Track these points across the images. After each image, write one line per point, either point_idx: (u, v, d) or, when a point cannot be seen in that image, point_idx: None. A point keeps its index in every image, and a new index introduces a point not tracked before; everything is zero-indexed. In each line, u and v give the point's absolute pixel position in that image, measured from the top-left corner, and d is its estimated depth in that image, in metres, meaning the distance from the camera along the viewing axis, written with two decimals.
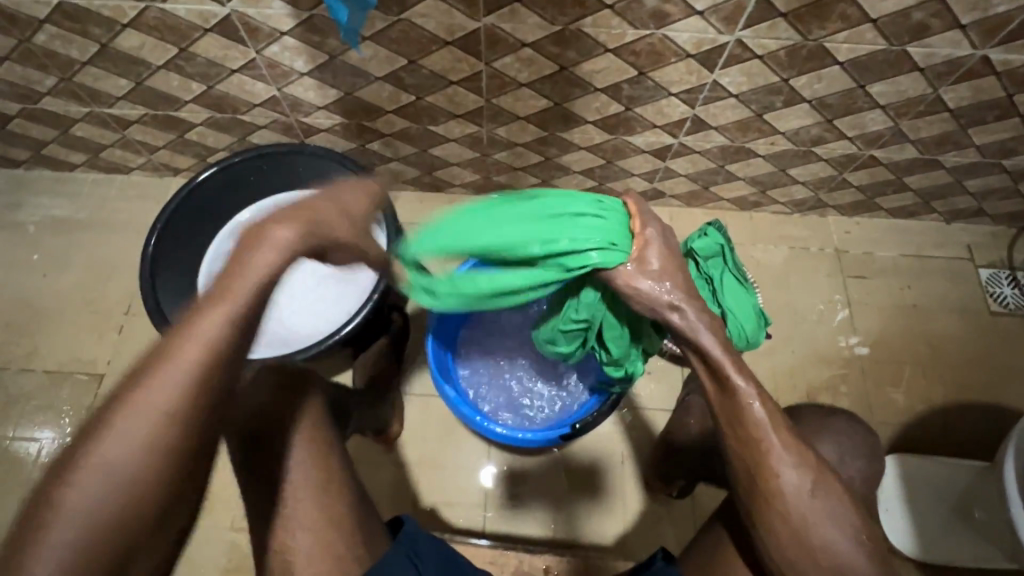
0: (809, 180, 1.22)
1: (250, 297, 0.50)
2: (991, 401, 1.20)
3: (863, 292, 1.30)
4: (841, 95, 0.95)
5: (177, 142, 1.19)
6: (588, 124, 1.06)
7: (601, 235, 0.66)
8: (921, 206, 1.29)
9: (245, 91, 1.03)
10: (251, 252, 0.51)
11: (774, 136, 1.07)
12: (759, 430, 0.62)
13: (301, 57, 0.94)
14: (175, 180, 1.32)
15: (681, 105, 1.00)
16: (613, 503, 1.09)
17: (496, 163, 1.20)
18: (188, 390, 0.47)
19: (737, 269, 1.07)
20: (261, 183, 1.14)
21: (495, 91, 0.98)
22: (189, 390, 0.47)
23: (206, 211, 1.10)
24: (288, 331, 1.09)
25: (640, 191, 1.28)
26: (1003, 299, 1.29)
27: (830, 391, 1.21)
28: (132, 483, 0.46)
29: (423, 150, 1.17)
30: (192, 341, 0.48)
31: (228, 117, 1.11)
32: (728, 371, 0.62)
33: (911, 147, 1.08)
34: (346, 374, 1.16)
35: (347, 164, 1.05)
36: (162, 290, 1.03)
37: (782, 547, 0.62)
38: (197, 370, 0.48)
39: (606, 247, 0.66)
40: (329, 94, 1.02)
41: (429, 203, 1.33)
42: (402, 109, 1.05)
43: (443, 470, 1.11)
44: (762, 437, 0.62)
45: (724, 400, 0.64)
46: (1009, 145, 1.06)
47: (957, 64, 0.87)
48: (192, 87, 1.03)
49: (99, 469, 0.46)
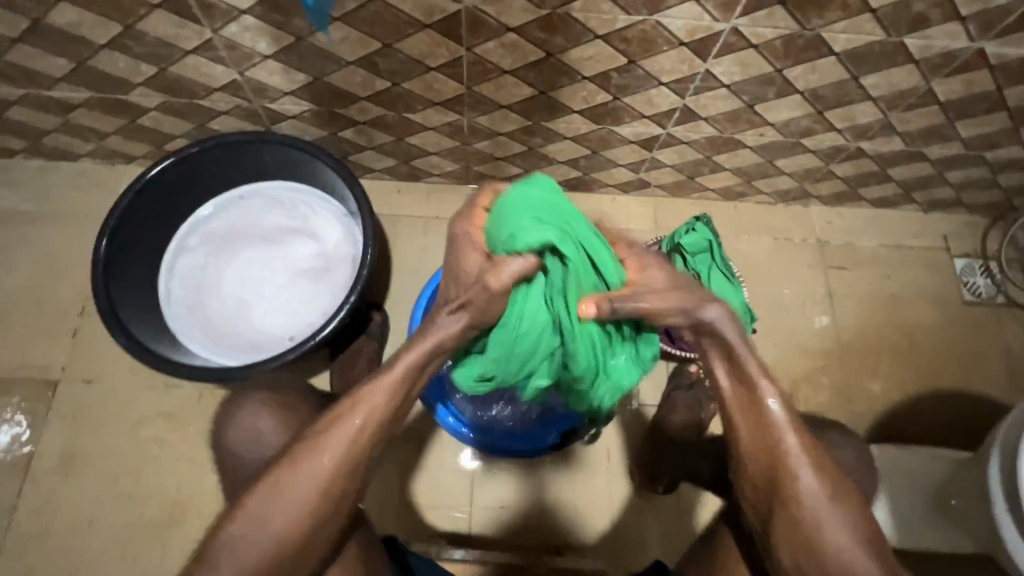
0: (795, 171, 1.20)
1: (418, 379, 0.62)
2: (964, 390, 1.23)
3: (844, 283, 1.30)
4: (834, 86, 0.92)
5: (129, 128, 1.10)
6: (574, 113, 1.01)
7: (535, 214, 0.62)
8: (902, 196, 1.29)
9: (202, 74, 0.95)
10: (415, 346, 0.62)
11: (764, 127, 1.04)
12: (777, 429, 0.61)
13: (264, 39, 0.86)
14: (129, 168, 1.22)
15: (671, 95, 0.95)
16: (598, 501, 1.08)
17: (477, 152, 1.15)
18: (347, 453, 0.60)
19: (724, 264, 1.06)
20: (223, 173, 1.05)
21: (477, 78, 0.92)
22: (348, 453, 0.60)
23: (163, 206, 1.02)
24: (259, 333, 1.03)
25: (625, 182, 1.24)
26: (977, 289, 1.31)
27: (812, 383, 1.22)
28: (294, 519, 0.59)
29: (399, 139, 1.11)
30: (362, 414, 0.60)
31: (184, 102, 1.02)
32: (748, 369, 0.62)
33: (898, 140, 1.07)
34: (323, 376, 1.11)
35: (320, 155, 0.99)
36: (118, 294, 0.95)
37: (796, 548, 0.61)
38: (358, 438, 0.60)
39: (539, 218, 0.61)
40: (296, 79, 0.94)
41: (406, 194, 1.26)
42: (377, 96, 0.98)
43: (426, 472, 1.08)
44: (779, 439, 0.61)
45: (742, 396, 0.62)
46: (993, 138, 1.06)
47: (952, 57, 0.86)
48: (142, 69, 0.94)
49: (271, 502, 0.59)
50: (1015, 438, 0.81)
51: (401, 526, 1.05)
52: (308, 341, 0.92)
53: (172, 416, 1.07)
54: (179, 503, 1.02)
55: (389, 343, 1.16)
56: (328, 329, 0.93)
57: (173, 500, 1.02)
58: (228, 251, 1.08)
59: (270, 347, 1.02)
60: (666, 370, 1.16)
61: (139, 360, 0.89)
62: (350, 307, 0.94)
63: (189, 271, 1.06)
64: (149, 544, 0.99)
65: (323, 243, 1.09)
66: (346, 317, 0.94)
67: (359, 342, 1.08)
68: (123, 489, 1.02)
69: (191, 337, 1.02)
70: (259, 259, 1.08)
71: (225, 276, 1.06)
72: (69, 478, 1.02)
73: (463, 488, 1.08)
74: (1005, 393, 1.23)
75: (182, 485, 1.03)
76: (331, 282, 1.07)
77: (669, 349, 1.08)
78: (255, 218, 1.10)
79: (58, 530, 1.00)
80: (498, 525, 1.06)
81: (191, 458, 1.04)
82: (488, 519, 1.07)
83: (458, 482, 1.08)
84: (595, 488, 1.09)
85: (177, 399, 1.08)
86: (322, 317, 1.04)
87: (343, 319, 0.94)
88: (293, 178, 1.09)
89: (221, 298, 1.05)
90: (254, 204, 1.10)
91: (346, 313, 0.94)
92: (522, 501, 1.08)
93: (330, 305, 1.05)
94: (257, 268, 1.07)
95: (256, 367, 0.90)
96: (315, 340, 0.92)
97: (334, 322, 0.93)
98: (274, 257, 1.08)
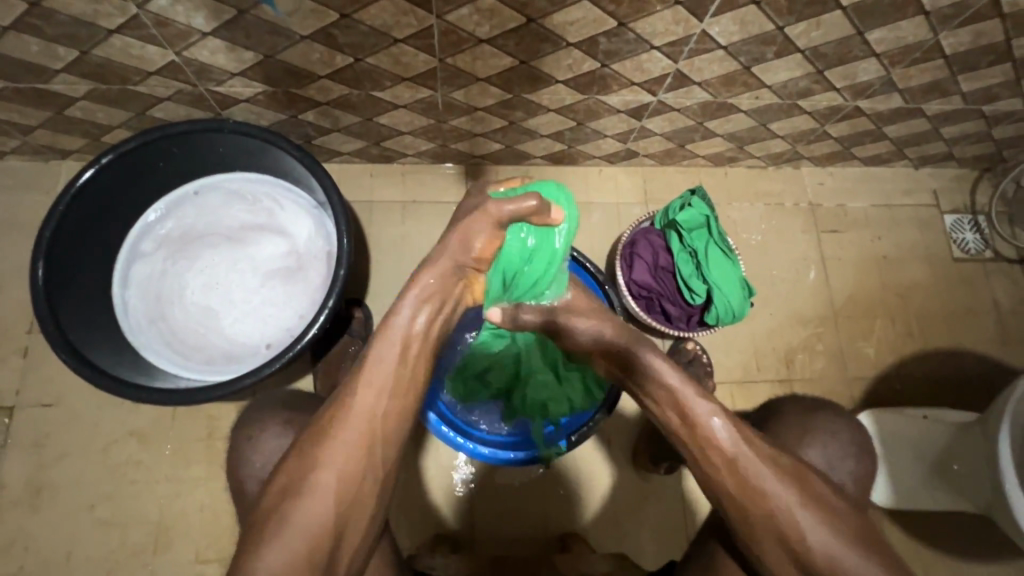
0: (789, 134, 1.14)
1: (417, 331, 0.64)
2: (953, 347, 1.23)
3: (836, 246, 1.28)
4: (837, 43, 0.86)
5: (57, 120, 0.97)
6: (558, 83, 0.92)
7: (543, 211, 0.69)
8: (895, 153, 1.25)
9: (133, 56, 0.82)
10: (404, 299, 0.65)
11: (760, 90, 0.97)
12: (733, 448, 0.63)
13: (201, 14, 0.74)
14: (65, 164, 1.09)
15: (663, 60, 0.88)
16: (593, 489, 1.06)
17: (453, 129, 1.05)
18: (372, 412, 0.62)
19: (722, 239, 1.01)
20: (172, 169, 0.95)
21: (450, 49, 0.82)
22: (372, 411, 0.62)
23: (107, 211, 0.91)
24: (233, 343, 0.96)
25: (612, 152, 1.17)
26: (966, 245, 1.30)
27: (807, 351, 1.21)
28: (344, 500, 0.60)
29: (367, 119, 1.01)
30: (370, 374, 0.62)
31: (117, 89, 0.89)
32: (690, 402, 0.66)
33: (897, 97, 1.02)
34: (307, 379, 1.05)
35: (278, 141, 0.88)
36: (67, 313, 0.85)
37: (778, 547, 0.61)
38: (376, 396, 0.62)
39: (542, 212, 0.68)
40: (244, 58, 0.83)
41: (379, 176, 1.17)
42: (339, 73, 0.87)
43: (423, 470, 1.05)
44: (735, 454, 0.63)
45: (688, 428, 0.66)
46: (992, 92, 1.02)
47: (963, 7, 0.80)
48: (59, 53, 0.81)
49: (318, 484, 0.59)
50: None
51: (401, 527, 1.02)
52: (285, 353, 0.83)
53: (146, 435, 1.00)
54: (165, 526, 0.96)
55: None
56: (309, 336, 0.83)
57: (157, 523, 0.96)
58: (188, 254, 0.99)
59: (247, 357, 0.94)
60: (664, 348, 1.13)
61: (99, 387, 0.80)
62: (329, 313, 0.84)
63: (147, 280, 0.97)
64: (136, 570, 0.95)
65: (293, 240, 1.00)
66: (326, 324, 0.85)
67: (340, 344, 1.02)
68: (101, 516, 0.96)
69: (158, 353, 0.94)
70: (225, 261, 0.99)
71: (189, 282, 0.98)
72: (40, 510, 0.96)
73: (462, 484, 1.05)
74: (992, 347, 1.24)
75: (164, 507, 0.97)
76: (306, 282, 0.99)
77: (666, 331, 1.03)
78: (216, 217, 1.00)
79: (35, 565, 0.94)
80: (498, 520, 1.04)
81: (172, 478, 0.98)
82: (487, 514, 1.04)
83: (456, 478, 1.05)
84: (589, 476, 1.07)
85: (149, 417, 1.00)
86: (300, 320, 0.97)
87: (325, 323, 0.84)
88: (252, 169, 0.99)
89: (186, 307, 0.97)
90: (212, 201, 1.00)
91: (325, 319, 0.84)
92: (521, 495, 1.06)
93: (308, 307, 0.97)
94: (224, 271, 0.99)
95: (226, 387, 0.80)
96: (293, 350, 0.83)
97: (316, 327, 0.84)
98: (241, 257, 1.00)
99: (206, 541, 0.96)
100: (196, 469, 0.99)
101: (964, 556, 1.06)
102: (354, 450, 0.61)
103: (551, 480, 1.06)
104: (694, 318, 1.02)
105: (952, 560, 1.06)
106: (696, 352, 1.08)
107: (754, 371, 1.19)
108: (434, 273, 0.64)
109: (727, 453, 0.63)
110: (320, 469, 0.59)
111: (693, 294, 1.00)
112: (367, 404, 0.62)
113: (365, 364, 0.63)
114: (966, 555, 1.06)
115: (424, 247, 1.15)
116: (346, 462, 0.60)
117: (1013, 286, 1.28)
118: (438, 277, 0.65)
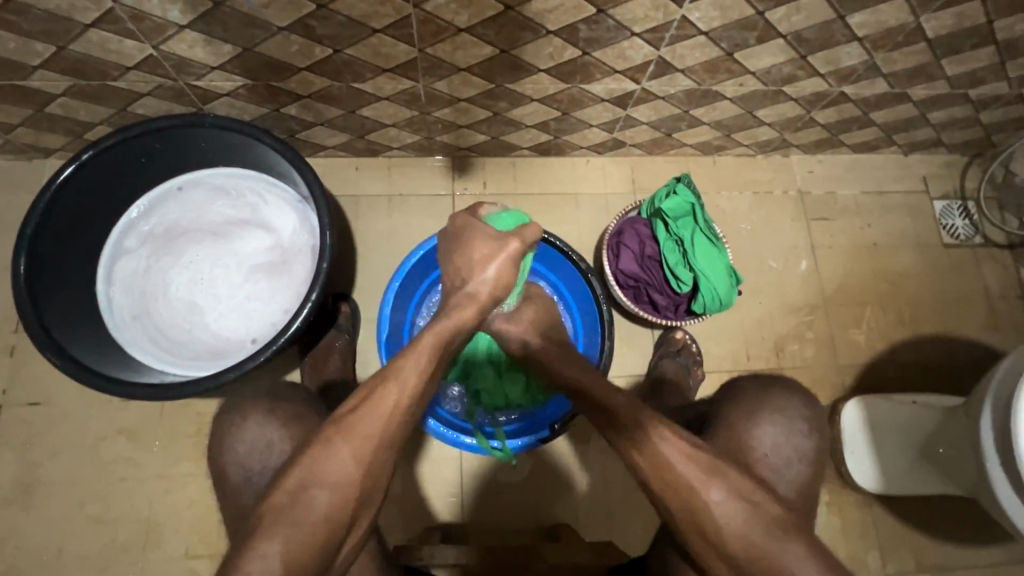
0: (775, 121, 1.14)
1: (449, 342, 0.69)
2: (943, 333, 1.23)
3: (826, 234, 1.28)
4: (819, 27, 0.85)
5: (39, 118, 0.96)
6: (541, 73, 0.92)
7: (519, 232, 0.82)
8: (883, 139, 1.24)
9: (111, 51, 0.82)
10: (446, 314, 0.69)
11: (743, 76, 0.97)
12: (657, 445, 0.64)
13: (177, 6, 0.73)
14: (49, 162, 1.08)
15: (645, 47, 0.87)
16: (582, 480, 1.07)
17: (437, 121, 1.05)
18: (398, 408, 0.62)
19: (708, 227, 1.01)
20: (155, 165, 0.94)
21: (429, 39, 0.82)
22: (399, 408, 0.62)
23: (89, 208, 0.90)
24: (219, 338, 0.95)
25: (599, 142, 1.17)
26: (955, 231, 1.29)
27: (797, 339, 1.21)
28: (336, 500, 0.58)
29: (350, 112, 1.00)
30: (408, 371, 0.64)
31: (97, 84, 0.89)
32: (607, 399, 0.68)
33: (883, 81, 1.01)
34: (295, 375, 1.05)
35: (257, 133, 0.87)
36: (51, 311, 0.85)
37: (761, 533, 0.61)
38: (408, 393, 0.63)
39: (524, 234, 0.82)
40: (222, 51, 0.83)
41: (365, 170, 1.17)
42: (319, 65, 0.87)
43: (413, 463, 1.05)
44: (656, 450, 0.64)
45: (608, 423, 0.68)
46: (978, 76, 1.01)
47: None
48: (37, 48, 0.80)
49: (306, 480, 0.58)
50: (1006, 394, 0.82)
51: (392, 519, 1.03)
52: (269, 347, 0.82)
53: (134, 432, 1.00)
54: (155, 522, 0.97)
55: (361, 335, 1.09)
56: (293, 329, 0.83)
57: (148, 520, 0.97)
58: (173, 250, 0.99)
59: (233, 352, 0.94)
60: (652, 338, 1.12)
61: (83, 384, 0.80)
62: (312, 307, 0.84)
63: (132, 277, 0.97)
64: (127, 566, 0.95)
65: (277, 234, 1.00)
66: (310, 318, 0.85)
67: (327, 339, 1.01)
68: (92, 513, 0.96)
69: (144, 349, 0.94)
70: (210, 257, 0.99)
71: (174, 279, 0.98)
72: (30, 508, 0.96)
73: (452, 476, 1.05)
74: (982, 332, 1.24)
75: (154, 504, 0.97)
76: (291, 277, 0.98)
77: (654, 320, 1.03)
78: (200, 212, 1.00)
79: (26, 562, 0.94)
80: (488, 512, 1.04)
81: (162, 474, 0.98)
82: (477, 507, 1.05)
83: (446, 470, 1.05)
84: (577, 467, 1.07)
85: (138, 414, 1.00)
86: (285, 314, 0.96)
87: (308, 317, 0.84)
88: (235, 164, 0.98)
89: (172, 304, 0.97)
90: (196, 197, 1.00)
91: (308, 312, 0.84)
92: (511, 487, 1.06)
93: (293, 301, 0.97)
94: (209, 266, 0.99)
95: (211, 381, 0.80)
96: (277, 344, 0.83)
97: (299, 321, 0.83)
98: (225, 252, 1.00)
99: (196, 536, 0.97)
100: (186, 465, 0.99)
101: (953, 540, 1.06)
102: (372, 443, 0.60)
103: (541, 471, 1.07)
104: (681, 307, 1.02)
105: (941, 544, 1.06)
106: (684, 341, 1.08)
107: (744, 360, 1.19)
108: (475, 305, 0.70)
109: (643, 445, 0.64)
110: (325, 462, 0.59)
111: (679, 283, 1.00)
112: (397, 399, 0.62)
113: (402, 360, 0.65)
114: (956, 539, 1.06)
115: (411, 240, 1.15)
116: (360, 455, 0.60)
117: (1003, 272, 1.28)
118: (476, 310, 0.70)
